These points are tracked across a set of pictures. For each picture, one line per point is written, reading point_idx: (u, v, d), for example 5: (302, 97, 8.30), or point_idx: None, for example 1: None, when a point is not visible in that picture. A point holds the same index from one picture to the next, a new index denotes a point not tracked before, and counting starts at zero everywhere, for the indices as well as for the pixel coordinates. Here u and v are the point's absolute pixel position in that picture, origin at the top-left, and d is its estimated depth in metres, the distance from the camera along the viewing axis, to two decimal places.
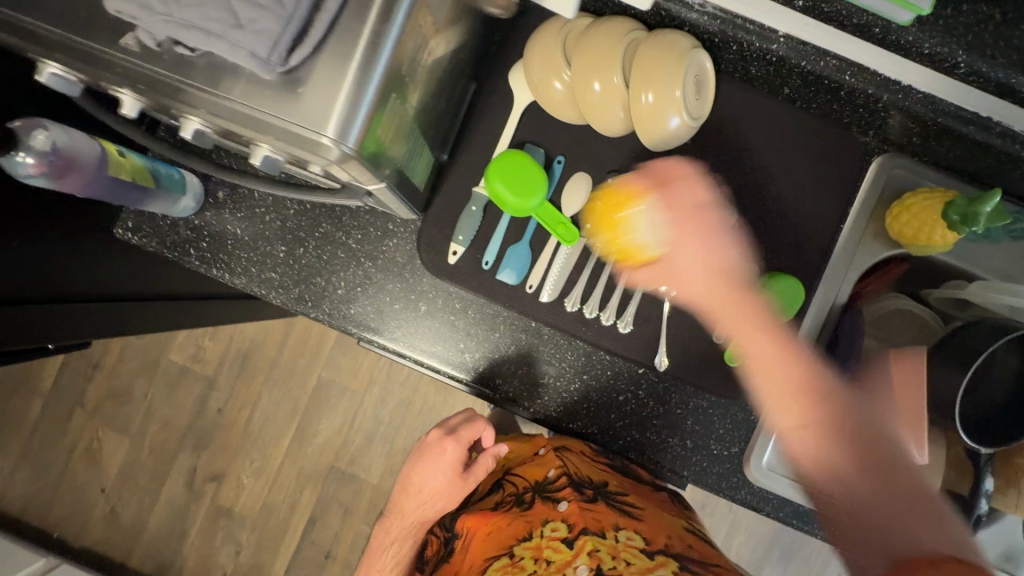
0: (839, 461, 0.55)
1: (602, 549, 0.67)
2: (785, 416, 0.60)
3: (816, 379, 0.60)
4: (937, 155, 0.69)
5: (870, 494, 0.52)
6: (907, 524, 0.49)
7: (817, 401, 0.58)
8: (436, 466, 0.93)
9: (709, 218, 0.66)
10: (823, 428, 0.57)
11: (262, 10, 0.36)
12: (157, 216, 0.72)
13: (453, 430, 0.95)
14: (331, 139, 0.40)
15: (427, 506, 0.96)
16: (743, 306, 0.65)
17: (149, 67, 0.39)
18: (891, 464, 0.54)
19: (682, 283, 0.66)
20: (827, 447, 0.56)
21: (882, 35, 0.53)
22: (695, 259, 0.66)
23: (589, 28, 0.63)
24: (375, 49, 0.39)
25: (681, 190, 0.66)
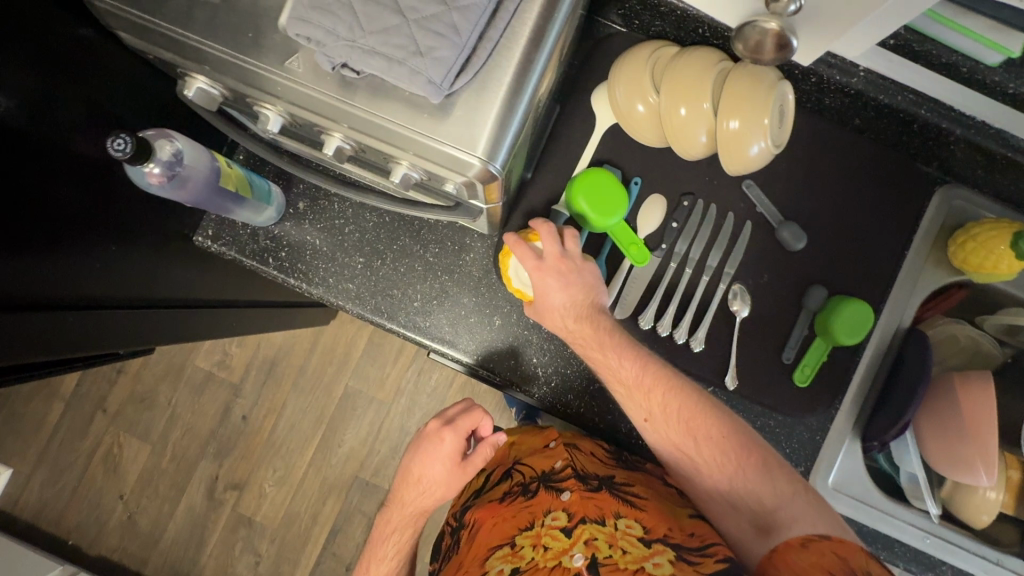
0: (724, 471, 0.66)
1: (599, 538, 0.65)
2: (654, 437, 0.69)
3: (667, 403, 0.66)
4: (998, 187, 0.72)
5: (756, 490, 0.63)
6: (784, 512, 0.61)
7: (658, 423, 0.67)
8: (436, 457, 0.78)
9: (570, 266, 0.66)
10: (681, 446, 0.67)
11: (440, 37, 0.36)
12: (238, 224, 0.73)
13: (451, 420, 0.79)
14: (480, 159, 0.41)
15: (430, 497, 0.80)
16: (591, 343, 0.66)
17: (310, 87, 0.41)
18: (737, 466, 0.65)
19: (550, 318, 0.67)
20: (703, 457, 0.66)
21: (968, 75, 0.56)
22: (558, 292, 0.65)
23: (677, 57, 0.66)
24: (525, 76, 0.41)
25: (549, 242, 0.65)
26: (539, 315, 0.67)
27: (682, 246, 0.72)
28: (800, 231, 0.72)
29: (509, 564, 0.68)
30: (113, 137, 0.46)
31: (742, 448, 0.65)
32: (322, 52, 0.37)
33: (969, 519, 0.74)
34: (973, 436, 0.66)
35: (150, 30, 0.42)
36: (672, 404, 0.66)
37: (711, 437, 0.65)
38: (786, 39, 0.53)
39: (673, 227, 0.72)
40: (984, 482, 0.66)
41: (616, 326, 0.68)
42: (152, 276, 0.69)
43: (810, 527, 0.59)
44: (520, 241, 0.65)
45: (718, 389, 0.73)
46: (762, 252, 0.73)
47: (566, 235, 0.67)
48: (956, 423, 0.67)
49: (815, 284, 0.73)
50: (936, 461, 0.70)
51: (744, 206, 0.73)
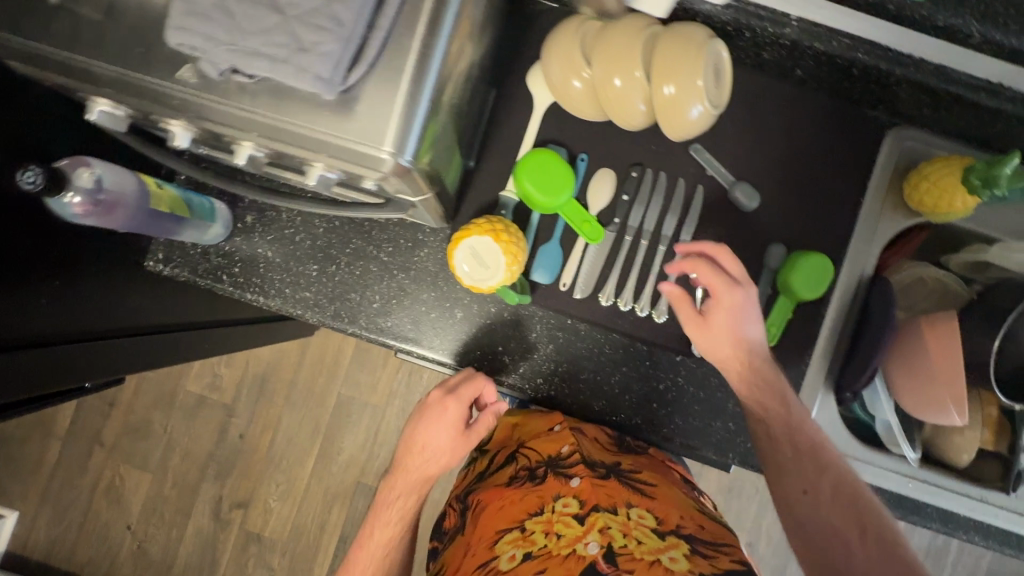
0: (850, 514, 0.57)
1: (614, 527, 0.58)
2: (806, 519, 0.59)
3: (826, 476, 0.60)
4: (948, 124, 0.71)
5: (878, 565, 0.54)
6: None
7: (825, 495, 0.59)
8: (440, 425, 0.73)
9: (745, 294, 0.65)
10: (841, 535, 0.56)
11: (322, 32, 0.35)
12: (187, 245, 0.72)
13: (454, 388, 0.72)
14: (389, 153, 0.40)
15: (433, 467, 0.74)
16: (761, 387, 0.64)
17: (208, 98, 0.40)
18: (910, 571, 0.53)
19: (717, 348, 0.66)
20: (835, 518, 0.57)
21: (896, 12, 0.55)
22: (728, 321, 0.65)
23: (606, 26, 0.64)
24: (427, 63, 0.40)
25: (706, 271, 0.65)
26: (700, 336, 0.66)
27: (636, 218, 0.72)
28: (752, 190, 0.72)
29: (520, 549, 0.59)
30: (23, 170, 0.45)
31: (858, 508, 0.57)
32: (206, 59, 0.36)
33: (950, 459, 0.75)
34: (945, 379, 0.65)
35: (39, 58, 0.41)
36: (832, 474, 0.60)
37: (865, 526, 0.56)
38: None
39: (624, 201, 0.72)
40: (958, 423, 0.65)
41: (775, 368, 0.65)
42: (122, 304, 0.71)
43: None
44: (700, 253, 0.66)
45: (687, 356, 0.73)
46: (718, 216, 0.73)
47: (725, 259, 0.66)
48: (924, 366, 0.67)
49: (773, 242, 0.72)
50: (913, 405, 0.69)
51: (694, 170, 0.73)
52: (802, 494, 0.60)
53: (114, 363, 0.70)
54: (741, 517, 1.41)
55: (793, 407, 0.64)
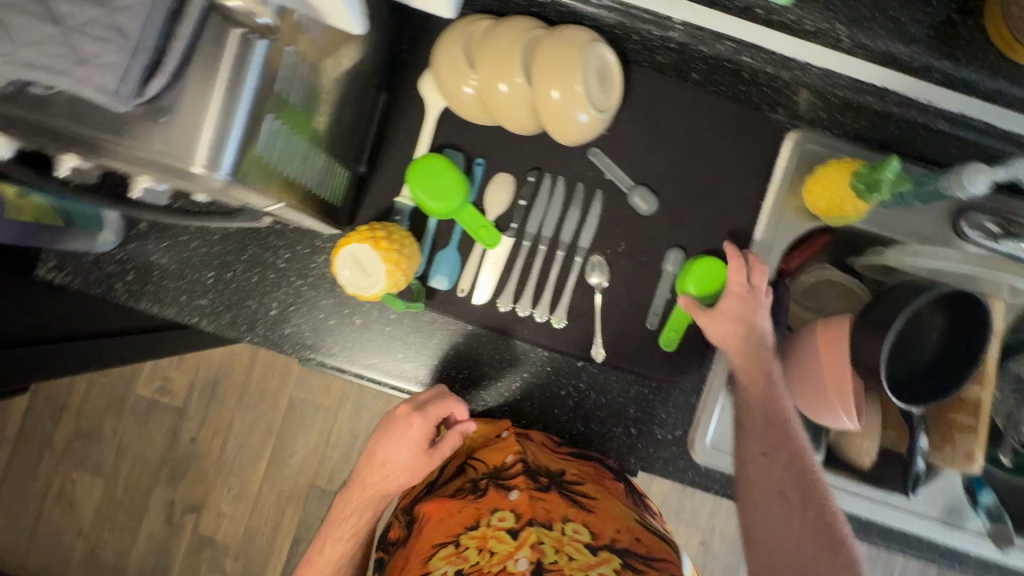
0: (794, 476, 0.62)
1: (546, 543, 0.61)
2: (752, 474, 0.63)
3: (787, 447, 0.63)
4: (847, 127, 0.71)
5: (789, 502, 0.62)
6: (790, 511, 0.61)
7: (777, 459, 0.63)
8: (403, 442, 0.71)
9: (758, 303, 0.66)
10: (786, 495, 0.62)
11: (104, 42, 0.34)
12: (78, 253, 0.71)
13: (423, 405, 0.70)
14: (201, 167, 0.39)
15: (394, 483, 0.73)
16: (753, 372, 0.66)
17: (11, 108, 0.39)
18: (832, 542, 0.60)
19: (720, 328, 0.66)
20: (778, 467, 0.63)
21: (767, 15, 0.55)
22: (743, 308, 0.66)
23: (490, 30, 0.63)
24: (239, 74, 0.39)
25: (735, 276, 0.66)
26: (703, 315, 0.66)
27: (534, 224, 0.71)
28: (651, 195, 0.72)
29: (452, 565, 0.62)
30: None
31: (797, 452, 0.63)
32: None
33: (854, 462, 0.75)
34: (833, 383, 0.65)
35: None
36: (790, 444, 0.63)
37: (805, 502, 0.61)
38: None
39: (521, 206, 0.71)
40: (849, 427, 0.65)
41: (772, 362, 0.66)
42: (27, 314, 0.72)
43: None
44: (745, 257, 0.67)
45: (587, 362, 0.73)
46: (618, 221, 0.72)
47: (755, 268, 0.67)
48: (816, 371, 0.67)
49: (673, 247, 0.72)
50: (810, 409, 0.69)
51: (593, 175, 0.72)
52: (758, 458, 0.63)
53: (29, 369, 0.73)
54: (691, 517, 1.41)
55: (776, 384, 0.65)
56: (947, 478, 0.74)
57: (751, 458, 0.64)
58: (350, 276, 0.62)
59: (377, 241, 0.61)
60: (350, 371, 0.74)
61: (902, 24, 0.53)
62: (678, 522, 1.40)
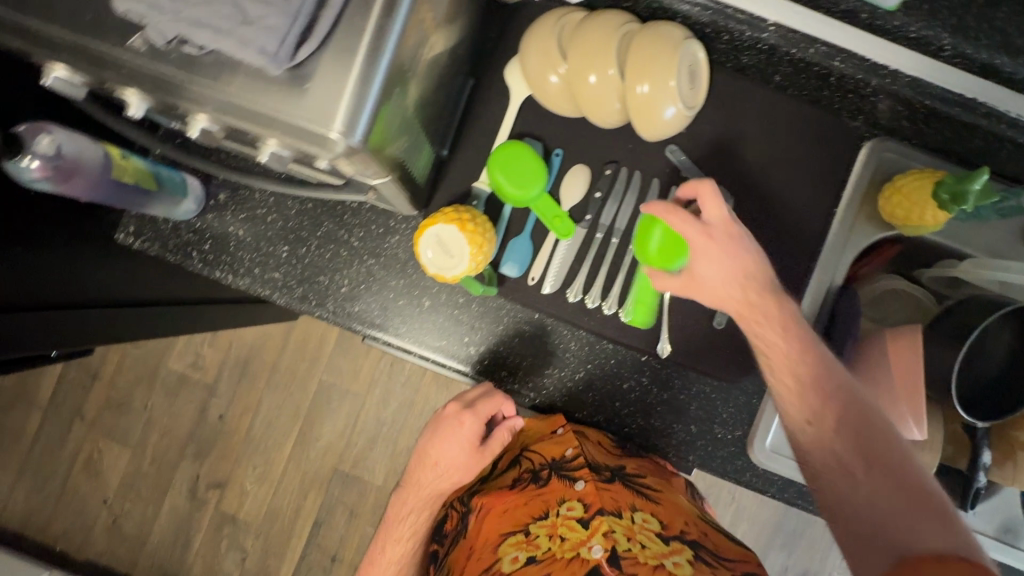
0: (852, 440, 0.55)
1: (618, 531, 0.61)
2: (807, 445, 0.58)
3: (836, 408, 0.56)
4: (926, 137, 0.71)
5: (855, 471, 0.54)
6: (857, 477, 0.53)
7: (827, 426, 0.56)
8: (453, 440, 0.75)
9: (734, 238, 0.63)
10: (847, 467, 0.54)
11: (268, 6, 0.36)
12: (159, 220, 0.72)
13: (471, 403, 0.74)
14: (338, 133, 0.40)
15: (448, 480, 0.77)
16: (767, 327, 0.61)
17: (157, 67, 0.40)
18: (912, 501, 0.50)
19: (716, 293, 0.64)
20: (832, 434, 0.56)
21: (869, 21, 0.55)
22: (721, 264, 0.62)
23: (584, 21, 0.64)
24: (379, 44, 0.40)
25: (688, 223, 0.62)
26: (688, 290, 0.64)
27: (608, 216, 0.72)
28: (726, 194, 0.72)
29: (524, 552, 0.63)
30: None
31: (856, 414, 0.56)
32: (153, 28, 0.37)
33: None
34: (904, 392, 0.65)
35: None
36: (837, 406, 0.56)
37: (868, 462, 0.53)
38: None
39: (597, 198, 0.72)
40: (918, 437, 0.65)
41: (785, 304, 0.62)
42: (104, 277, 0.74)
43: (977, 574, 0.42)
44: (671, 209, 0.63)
45: (652, 357, 0.73)
46: None
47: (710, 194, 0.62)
48: (885, 380, 0.66)
49: None
50: None
51: (669, 172, 0.72)
52: (806, 427, 0.58)
53: (100, 332, 0.74)
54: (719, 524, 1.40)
55: (812, 342, 0.60)
56: (1007, 495, 0.74)
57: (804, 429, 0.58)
58: (432, 258, 0.63)
59: (461, 223, 0.62)
60: (414, 352, 0.75)
61: (1007, 36, 0.53)
62: None
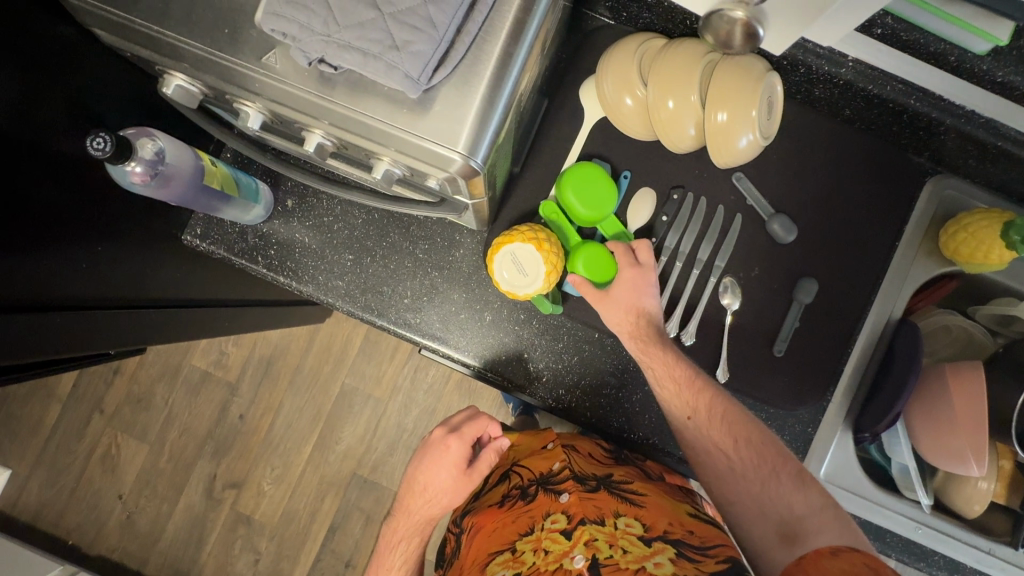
0: (732, 438, 0.65)
1: (599, 538, 0.62)
2: (691, 439, 0.67)
3: (710, 400, 0.66)
4: (991, 177, 0.71)
5: (741, 468, 0.64)
6: (743, 473, 0.64)
7: (702, 417, 0.65)
8: (441, 464, 0.79)
9: (647, 277, 0.68)
10: (726, 453, 0.65)
11: (417, 31, 0.36)
12: (226, 223, 0.73)
13: (457, 427, 0.81)
14: (461, 155, 0.41)
15: (438, 505, 0.81)
16: (650, 349, 0.67)
17: (287, 82, 0.40)
18: (777, 472, 0.63)
19: (613, 311, 0.68)
20: (716, 435, 0.65)
21: (956, 64, 0.56)
22: (628, 294, 0.67)
23: (665, 48, 0.65)
24: (507, 70, 0.40)
25: (622, 257, 0.69)
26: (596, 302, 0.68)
27: (673, 239, 0.72)
28: (791, 224, 0.72)
29: (511, 569, 0.65)
30: (93, 136, 0.45)
31: (737, 418, 0.65)
32: (296, 46, 0.36)
33: (961, 509, 0.75)
34: (966, 426, 0.65)
35: (126, 28, 0.41)
36: (713, 405, 0.66)
37: (760, 459, 0.64)
38: (752, 28, 0.54)
39: (663, 222, 0.72)
40: (976, 473, 0.66)
41: (662, 335, 0.68)
42: (167, 274, 0.74)
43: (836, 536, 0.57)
44: (625, 251, 0.69)
45: None
46: (754, 246, 0.73)
47: (640, 247, 0.69)
48: (946, 414, 0.67)
49: (805, 276, 0.73)
50: (929, 452, 0.69)
51: (733, 199, 0.73)
52: (686, 423, 0.66)
53: (153, 332, 0.74)
54: None
55: (682, 358, 0.67)
56: None
57: (692, 430, 0.66)
58: (509, 277, 0.63)
59: (539, 244, 0.63)
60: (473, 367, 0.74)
61: None
62: None
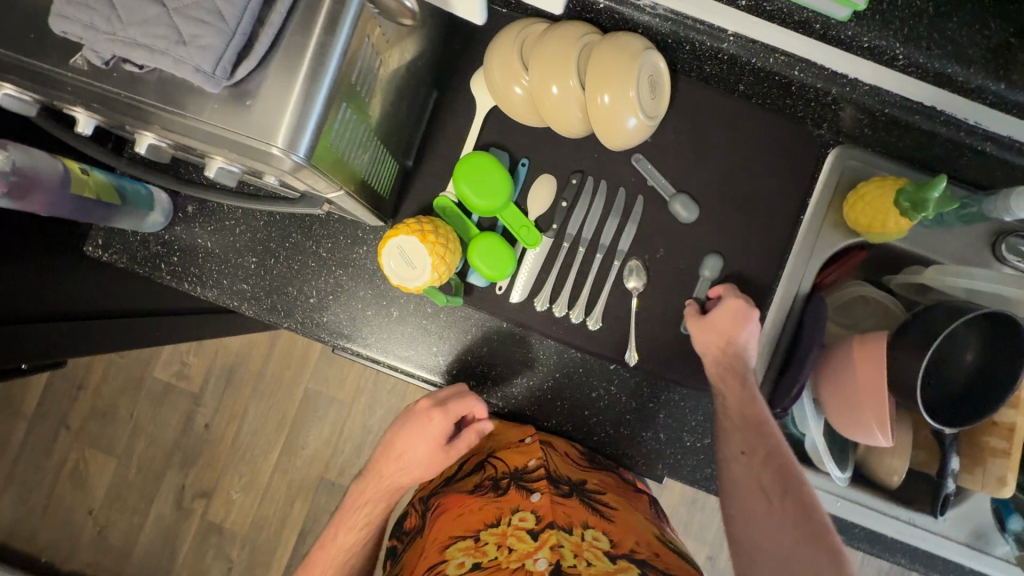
0: (778, 481, 0.63)
1: (565, 545, 0.58)
2: (730, 472, 0.65)
3: (768, 452, 0.64)
4: (890, 145, 0.71)
5: (775, 515, 0.63)
6: (767, 513, 0.63)
7: (755, 459, 0.64)
8: (421, 436, 0.73)
9: (747, 324, 0.67)
10: (768, 494, 0.63)
11: (204, 25, 0.37)
12: (127, 232, 0.73)
13: (442, 401, 0.71)
14: (280, 149, 0.40)
15: (410, 475, 0.76)
16: (729, 378, 0.67)
17: (99, 84, 0.40)
18: (805, 520, 0.62)
19: (705, 335, 0.68)
20: (753, 474, 0.64)
21: (823, 31, 0.55)
22: (726, 323, 0.67)
23: (546, 32, 0.65)
24: (321, 61, 0.40)
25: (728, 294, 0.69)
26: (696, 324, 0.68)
27: (574, 226, 0.72)
28: (692, 203, 0.72)
29: (470, 558, 0.60)
30: None
31: (779, 464, 0.64)
32: (88, 47, 0.38)
33: (883, 481, 0.75)
34: (869, 399, 0.65)
35: None
36: (770, 445, 0.64)
37: (784, 495, 0.63)
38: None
39: (563, 207, 0.72)
40: (884, 444, 0.65)
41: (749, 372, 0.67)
42: (82, 287, 0.76)
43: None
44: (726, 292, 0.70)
45: (621, 365, 0.73)
46: (658, 227, 0.73)
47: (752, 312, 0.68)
48: (851, 386, 0.67)
49: (710, 254, 0.73)
50: (839, 423, 0.69)
51: (635, 180, 0.73)
52: (738, 456, 0.65)
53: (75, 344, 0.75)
54: (701, 531, 1.37)
55: (752, 387, 0.66)
56: (978, 501, 0.75)
57: (740, 466, 0.65)
58: (394, 268, 0.63)
59: (418, 231, 0.62)
60: (396, 367, 0.75)
61: (959, 46, 0.53)
62: (688, 535, 1.37)
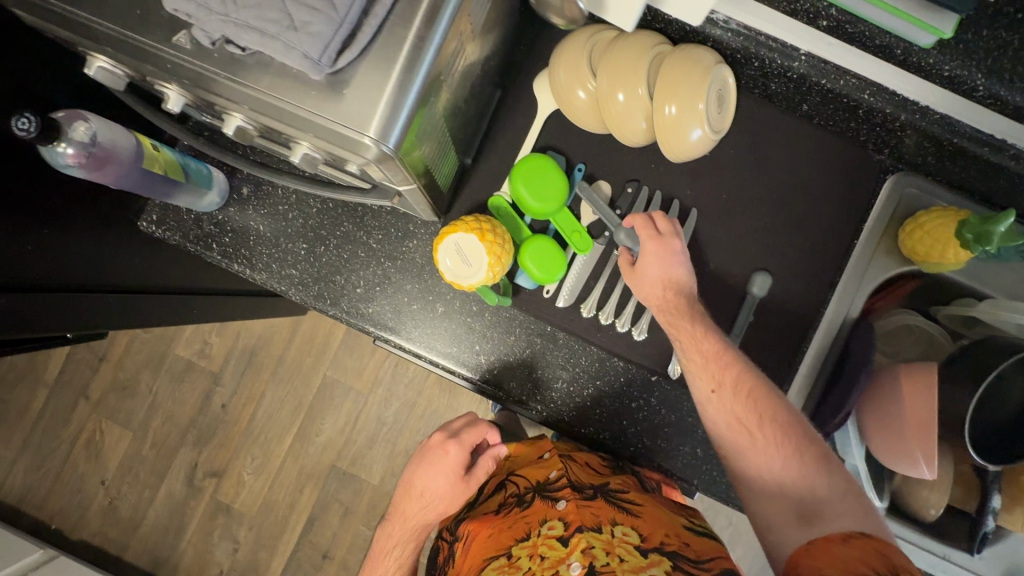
0: (750, 411, 0.59)
1: (597, 546, 0.59)
2: (711, 415, 0.61)
3: (739, 381, 0.60)
4: (951, 175, 0.70)
5: (770, 458, 0.58)
6: (760, 456, 0.58)
7: (728, 395, 0.60)
8: (440, 468, 0.77)
9: (671, 245, 0.65)
10: (745, 426, 0.59)
11: (315, 12, 0.38)
12: (181, 210, 0.73)
13: (457, 432, 0.79)
14: (371, 139, 0.40)
15: (433, 512, 0.78)
16: (681, 321, 0.63)
17: (198, 62, 0.40)
18: (798, 452, 0.57)
19: (643, 283, 0.66)
20: (727, 409, 0.60)
21: (903, 57, 0.55)
22: (653, 264, 0.65)
23: (617, 39, 0.65)
24: (417, 55, 0.40)
25: (641, 229, 0.66)
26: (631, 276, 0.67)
27: None
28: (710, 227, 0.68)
29: None
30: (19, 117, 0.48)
31: (752, 386, 0.60)
32: (198, 26, 0.39)
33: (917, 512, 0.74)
34: (917, 431, 0.64)
35: (40, 8, 0.42)
36: (735, 374, 0.60)
37: (762, 420, 0.58)
38: None
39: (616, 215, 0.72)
40: (927, 477, 0.64)
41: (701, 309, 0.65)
42: (129, 261, 0.76)
43: (850, 522, 0.52)
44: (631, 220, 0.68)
45: (661, 377, 0.73)
46: (708, 240, 0.73)
47: (656, 217, 0.67)
48: (899, 416, 0.66)
49: (759, 271, 0.72)
50: (884, 453, 0.68)
51: (689, 193, 0.73)
52: (708, 394, 0.61)
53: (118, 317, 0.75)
54: None
55: (708, 324, 0.63)
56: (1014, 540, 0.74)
57: (716, 407, 0.61)
58: (450, 263, 0.63)
59: (475, 229, 0.63)
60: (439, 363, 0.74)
61: None
62: None
